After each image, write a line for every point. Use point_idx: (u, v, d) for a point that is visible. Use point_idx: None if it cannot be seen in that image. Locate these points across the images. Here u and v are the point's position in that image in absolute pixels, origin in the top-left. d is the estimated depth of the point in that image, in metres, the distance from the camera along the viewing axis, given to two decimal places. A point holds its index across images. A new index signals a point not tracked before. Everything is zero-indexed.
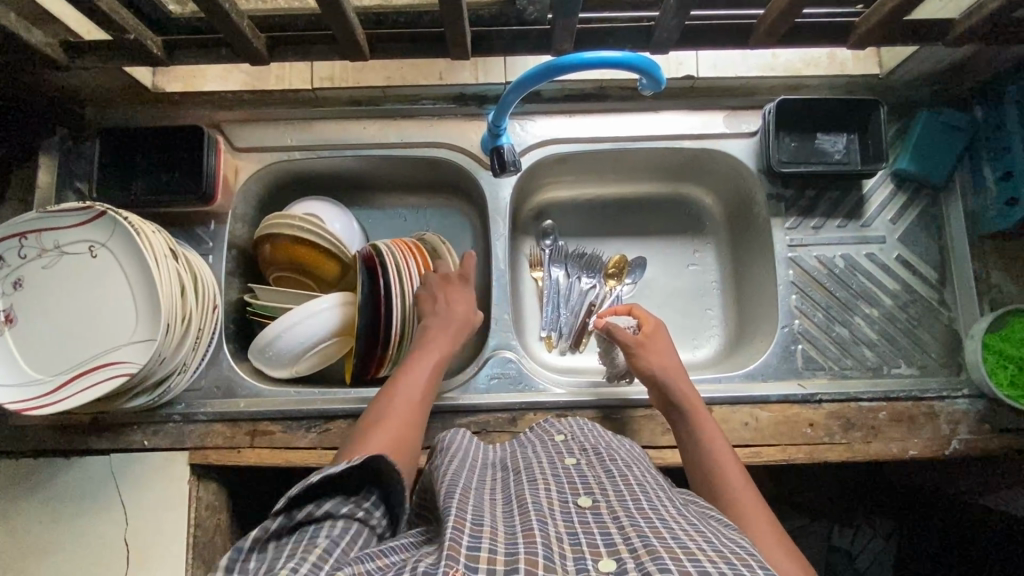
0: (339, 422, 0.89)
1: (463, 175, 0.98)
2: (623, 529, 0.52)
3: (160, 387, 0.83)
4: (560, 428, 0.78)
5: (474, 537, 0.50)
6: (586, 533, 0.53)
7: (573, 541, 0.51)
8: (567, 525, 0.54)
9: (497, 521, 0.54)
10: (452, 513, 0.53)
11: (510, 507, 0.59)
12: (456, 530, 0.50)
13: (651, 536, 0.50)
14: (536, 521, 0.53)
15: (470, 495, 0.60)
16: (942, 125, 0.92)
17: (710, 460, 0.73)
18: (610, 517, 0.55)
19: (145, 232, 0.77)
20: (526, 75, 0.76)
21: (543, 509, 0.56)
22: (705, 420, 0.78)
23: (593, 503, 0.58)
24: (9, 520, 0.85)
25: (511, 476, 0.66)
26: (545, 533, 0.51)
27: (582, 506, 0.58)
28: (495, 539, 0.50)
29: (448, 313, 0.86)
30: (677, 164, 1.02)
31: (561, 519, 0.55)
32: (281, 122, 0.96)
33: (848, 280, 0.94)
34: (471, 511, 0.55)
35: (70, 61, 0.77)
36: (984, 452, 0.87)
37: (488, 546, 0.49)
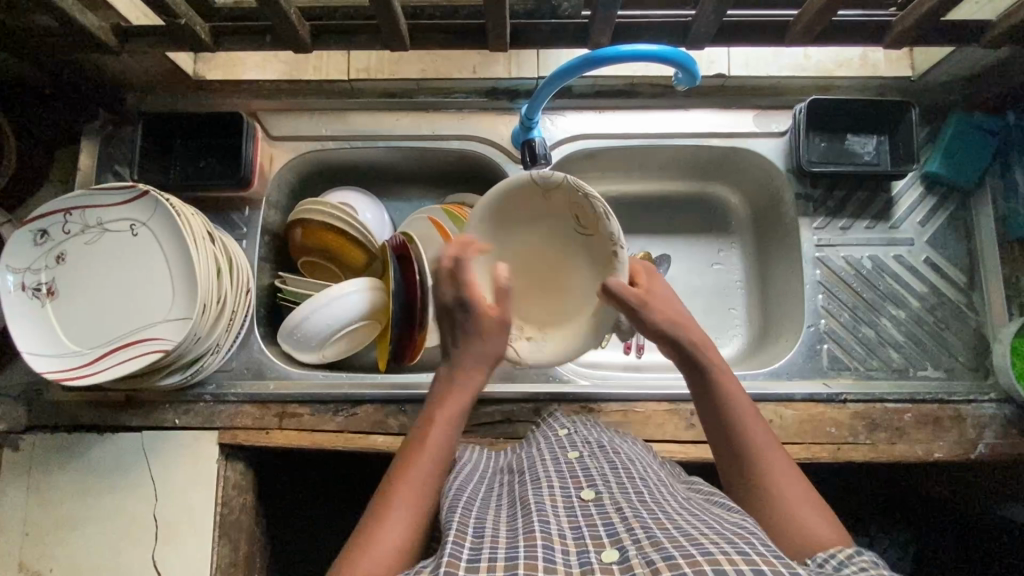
0: (366, 406, 0.90)
1: (491, 168, 1.00)
2: (627, 520, 0.53)
3: (193, 365, 0.85)
4: (564, 424, 0.80)
5: (474, 551, 0.51)
6: (589, 525, 0.54)
7: (576, 535, 0.53)
8: (570, 520, 0.56)
9: (498, 528, 0.55)
10: (453, 528, 0.55)
11: (514, 510, 0.60)
12: (456, 545, 0.52)
13: (655, 527, 0.52)
14: (537, 523, 0.54)
15: (476, 506, 0.61)
16: (972, 128, 0.92)
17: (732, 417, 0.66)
18: (613, 508, 0.56)
19: (186, 215, 0.80)
20: (562, 68, 0.77)
21: (544, 507, 0.57)
22: (725, 374, 0.70)
23: (596, 495, 0.60)
24: (43, 493, 0.87)
25: (516, 479, 0.67)
26: (547, 534, 0.52)
27: (585, 499, 0.59)
28: (496, 546, 0.51)
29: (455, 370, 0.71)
30: (705, 163, 1.03)
31: (564, 514, 0.57)
32: (316, 112, 0.97)
33: (875, 281, 0.94)
34: (473, 524, 0.56)
35: (118, 46, 0.80)
36: (1010, 458, 0.86)
37: (488, 555, 0.50)
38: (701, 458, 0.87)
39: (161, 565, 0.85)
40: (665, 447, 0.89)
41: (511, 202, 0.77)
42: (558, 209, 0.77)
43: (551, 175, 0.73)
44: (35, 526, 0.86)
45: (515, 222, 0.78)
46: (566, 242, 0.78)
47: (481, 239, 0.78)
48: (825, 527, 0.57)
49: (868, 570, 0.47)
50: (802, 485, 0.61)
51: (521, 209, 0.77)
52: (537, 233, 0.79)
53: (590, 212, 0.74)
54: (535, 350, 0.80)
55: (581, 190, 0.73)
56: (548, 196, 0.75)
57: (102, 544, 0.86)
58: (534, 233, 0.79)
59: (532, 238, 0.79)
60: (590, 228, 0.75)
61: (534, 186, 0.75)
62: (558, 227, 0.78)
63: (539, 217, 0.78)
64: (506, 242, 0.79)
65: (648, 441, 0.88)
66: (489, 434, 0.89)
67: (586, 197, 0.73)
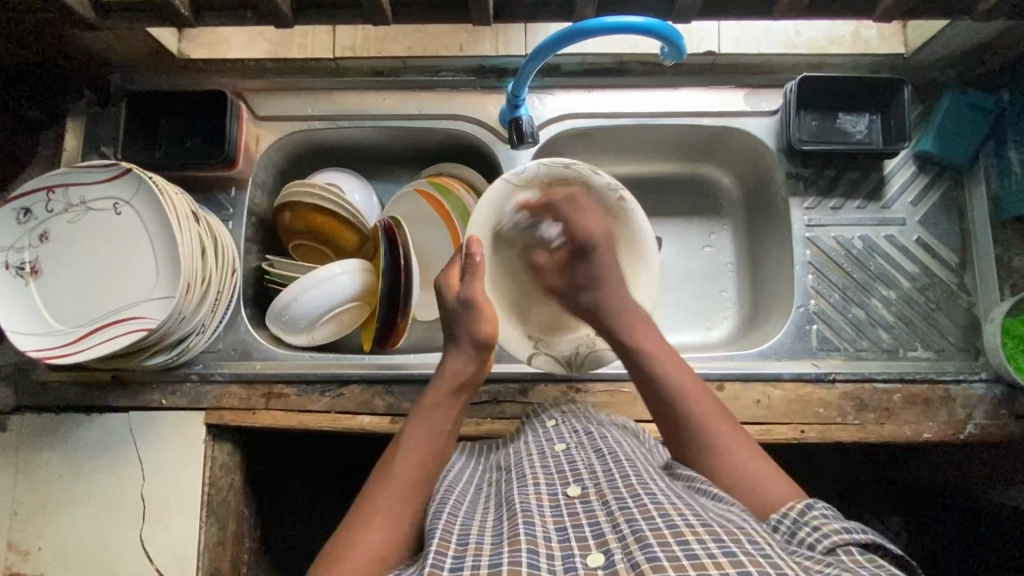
0: (353, 387, 0.90)
1: (479, 148, 0.98)
2: (613, 516, 0.54)
3: (178, 346, 0.85)
4: (551, 415, 0.79)
5: (458, 559, 0.51)
6: (575, 525, 0.54)
7: (561, 537, 0.53)
8: (555, 520, 0.55)
9: (484, 532, 0.55)
10: (436, 536, 0.54)
11: (500, 512, 0.59)
12: (439, 554, 0.52)
13: (640, 519, 0.52)
14: (522, 524, 0.54)
15: (462, 505, 0.62)
16: (967, 106, 0.91)
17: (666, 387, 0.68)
18: (599, 504, 0.57)
19: (169, 194, 0.79)
20: (547, 41, 0.76)
21: (529, 507, 0.57)
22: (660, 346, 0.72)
23: (582, 491, 0.59)
24: (30, 472, 0.88)
25: (503, 477, 0.66)
26: (532, 537, 0.52)
27: (571, 496, 0.59)
28: (479, 552, 0.52)
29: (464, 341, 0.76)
30: (695, 143, 1.02)
31: (549, 515, 0.56)
32: (303, 91, 0.96)
33: (865, 262, 0.93)
34: (459, 530, 0.56)
35: (98, 21, 0.79)
36: (999, 438, 0.86)
37: (471, 564, 0.50)
38: None
39: (149, 545, 0.85)
40: (653, 428, 0.88)
41: (500, 211, 0.84)
42: (535, 192, 0.85)
43: (526, 168, 0.81)
44: (23, 505, 0.87)
45: (510, 223, 0.86)
46: (556, 220, 0.88)
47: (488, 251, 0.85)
48: (777, 483, 0.60)
49: (821, 527, 0.53)
50: (747, 447, 0.64)
51: (507, 210, 0.85)
52: (526, 224, 0.87)
53: (568, 179, 0.84)
54: None
55: (562, 166, 0.82)
56: (525, 188, 0.84)
57: (90, 525, 0.86)
58: (528, 225, 0.88)
59: (526, 225, 0.87)
60: (570, 192, 0.86)
61: (509, 187, 0.83)
62: (541, 213, 0.87)
63: (522, 211, 0.86)
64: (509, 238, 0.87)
65: (635, 421, 0.88)
66: (476, 415, 0.89)
67: (564, 170, 0.82)
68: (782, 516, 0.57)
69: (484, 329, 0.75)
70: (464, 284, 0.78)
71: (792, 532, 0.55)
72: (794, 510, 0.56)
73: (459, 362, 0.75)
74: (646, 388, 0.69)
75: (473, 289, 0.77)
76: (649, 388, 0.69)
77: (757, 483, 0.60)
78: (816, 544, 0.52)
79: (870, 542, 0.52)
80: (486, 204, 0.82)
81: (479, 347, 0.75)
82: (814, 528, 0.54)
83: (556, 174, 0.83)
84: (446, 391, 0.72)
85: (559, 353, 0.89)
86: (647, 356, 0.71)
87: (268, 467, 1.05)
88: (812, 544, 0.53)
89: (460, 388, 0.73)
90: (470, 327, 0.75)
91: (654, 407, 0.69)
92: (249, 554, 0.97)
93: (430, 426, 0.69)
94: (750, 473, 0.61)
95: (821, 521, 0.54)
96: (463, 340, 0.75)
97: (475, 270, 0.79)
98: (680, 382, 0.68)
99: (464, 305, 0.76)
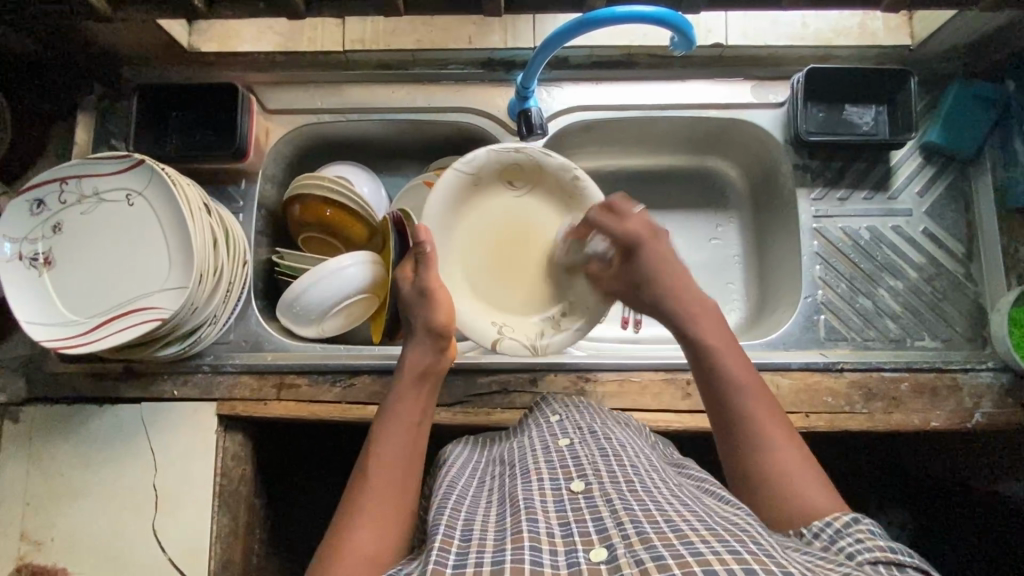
0: (364, 377, 0.91)
1: (488, 141, 0.99)
2: (616, 513, 0.54)
3: (190, 337, 0.85)
4: (553, 409, 0.77)
5: (461, 555, 0.51)
6: (579, 521, 0.54)
7: (564, 532, 0.53)
8: (559, 515, 0.56)
9: (487, 528, 0.55)
10: (439, 532, 0.55)
11: (503, 507, 0.59)
12: (442, 550, 0.52)
13: (644, 521, 0.52)
14: (526, 522, 0.54)
15: (465, 503, 0.62)
16: (973, 96, 0.92)
17: (724, 375, 0.67)
18: (602, 500, 0.56)
19: (181, 185, 0.80)
20: (556, 32, 0.77)
21: (533, 503, 0.57)
22: (715, 328, 0.71)
23: (586, 487, 0.59)
24: (42, 462, 0.88)
25: (507, 472, 0.66)
26: (535, 534, 0.52)
27: (575, 491, 0.59)
28: (482, 549, 0.52)
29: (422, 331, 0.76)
30: (702, 135, 1.02)
31: (553, 510, 0.56)
32: (313, 84, 0.97)
33: (872, 251, 0.93)
34: (461, 526, 0.56)
35: (111, 14, 0.79)
36: (1007, 427, 0.86)
37: (474, 559, 0.50)
38: (697, 427, 0.88)
39: (161, 536, 0.86)
40: (662, 417, 0.89)
41: (457, 196, 0.85)
42: (494, 182, 0.87)
43: (476, 156, 0.84)
44: (36, 495, 0.87)
45: (470, 210, 0.87)
46: (517, 204, 0.89)
47: (447, 242, 0.86)
48: (825, 495, 0.59)
49: (864, 542, 0.51)
50: (798, 453, 0.63)
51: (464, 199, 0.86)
52: (487, 213, 0.88)
53: (522, 164, 0.86)
54: (574, 319, 0.87)
55: (509, 152, 0.85)
56: (477, 177, 0.86)
57: (101, 516, 0.86)
58: (486, 209, 0.88)
59: (489, 216, 0.88)
60: (528, 178, 0.87)
61: (465, 175, 0.84)
62: (500, 200, 0.88)
63: (479, 197, 0.87)
64: (473, 227, 0.87)
65: (644, 410, 0.88)
66: (487, 404, 0.89)
67: (514, 156, 0.85)
68: (823, 526, 0.55)
69: (440, 318, 0.75)
70: (418, 275, 0.78)
71: (831, 541, 0.54)
72: (839, 522, 0.55)
73: (417, 351, 0.75)
74: (702, 370, 0.69)
75: (427, 278, 0.77)
76: (704, 372, 0.69)
77: (803, 488, 0.60)
78: (856, 553, 0.51)
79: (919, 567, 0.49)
80: (437, 191, 0.84)
81: (438, 335, 0.76)
82: (856, 540, 0.52)
83: (507, 157, 0.85)
84: (407, 382, 0.73)
85: (524, 336, 0.87)
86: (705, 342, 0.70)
87: (277, 460, 1.05)
88: (851, 552, 0.51)
89: (426, 375, 0.74)
90: (426, 317, 0.76)
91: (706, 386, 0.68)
92: (260, 546, 0.97)
93: (398, 419, 0.70)
94: (798, 480, 0.60)
95: (866, 535, 0.52)
96: (419, 329, 0.76)
97: (423, 258, 0.79)
98: (737, 371, 0.67)
99: (422, 294, 0.77)
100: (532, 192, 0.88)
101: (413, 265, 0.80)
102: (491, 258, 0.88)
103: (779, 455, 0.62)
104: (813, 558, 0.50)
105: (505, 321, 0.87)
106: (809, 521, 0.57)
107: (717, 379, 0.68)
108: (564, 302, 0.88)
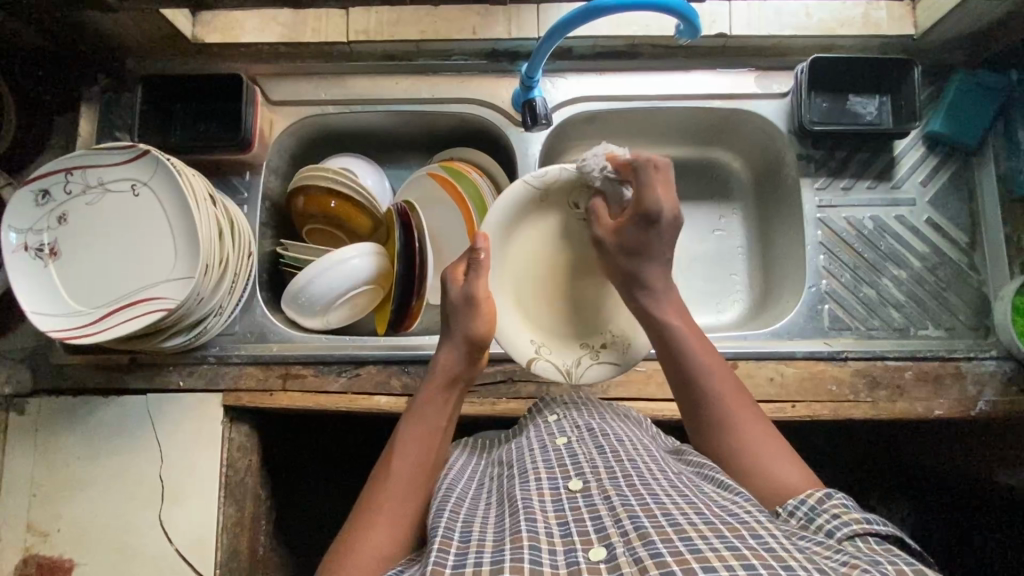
0: (369, 367, 0.91)
1: (492, 132, 0.99)
2: (615, 511, 0.54)
3: (196, 328, 0.85)
4: (553, 410, 0.77)
5: (460, 555, 0.51)
6: (577, 521, 0.54)
7: (563, 532, 0.53)
8: (557, 515, 0.56)
9: (486, 529, 0.55)
10: (439, 536, 0.55)
11: (502, 507, 0.59)
12: (441, 551, 0.52)
13: (643, 516, 0.52)
14: (524, 522, 0.54)
15: (463, 504, 0.62)
16: (976, 85, 0.92)
17: (693, 365, 0.69)
18: (601, 499, 0.57)
19: (187, 174, 0.80)
20: (560, 21, 0.77)
21: (531, 503, 0.57)
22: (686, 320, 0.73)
23: (584, 485, 0.59)
24: (49, 454, 0.88)
25: (505, 473, 0.66)
26: (534, 534, 0.52)
27: (573, 490, 0.59)
28: (482, 549, 0.52)
29: (460, 338, 0.75)
30: (706, 127, 1.03)
31: (551, 509, 0.57)
32: (317, 76, 0.97)
33: (876, 241, 0.94)
34: (460, 527, 0.57)
35: (116, 5, 0.79)
36: (1010, 414, 0.87)
37: (474, 559, 0.50)
38: None
39: (168, 527, 0.86)
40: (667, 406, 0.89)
41: (519, 209, 0.83)
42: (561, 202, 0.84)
43: (549, 172, 0.81)
44: (43, 486, 0.87)
45: (532, 226, 0.85)
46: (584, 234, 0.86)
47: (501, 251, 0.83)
48: (787, 468, 0.61)
49: (841, 517, 0.53)
50: (768, 436, 0.65)
51: (525, 211, 0.83)
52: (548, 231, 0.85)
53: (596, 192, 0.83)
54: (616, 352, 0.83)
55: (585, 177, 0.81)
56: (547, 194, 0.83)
57: (107, 507, 0.87)
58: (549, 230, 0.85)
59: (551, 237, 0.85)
60: None
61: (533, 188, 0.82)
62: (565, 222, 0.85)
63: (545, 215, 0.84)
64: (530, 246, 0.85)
65: (649, 399, 0.89)
66: (492, 394, 0.90)
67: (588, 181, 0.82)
68: (798, 504, 0.56)
69: (480, 328, 0.75)
70: (468, 280, 0.76)
71: (809, 518, 0.55)
72: (813, 497, 0.56)
73: (450, 357, 0.75)
74: (672, 362, 0.71)
75: (478, 287, 0.76)
76: (674, 364, 0.71)
77: (776, 467, 0.61)
78: (835, 531, 0.52)
79: (890, 535, 0.52)
80: (504, 201, 0.81)
81: (474, 345, 0.76)
82: (833, 516, 0.53)
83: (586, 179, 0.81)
84: (436, 388, 0.73)
85: (560, 361, 0.84)
86: (676, 333, 0.72)
87: (282, 451, 1.06)
88: (830, 530, 0.53)
89: (454, 381, 0.74)
90: (465, 325, 0.75)
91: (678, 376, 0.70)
92: (266, 537, 0.98)
93: (423, 422, 0.70)
94: (771, 462, 0.62)
95: (841, 509, 0.54)
96: (456, 336, 0.76)
97: (479, 264, 0.77)
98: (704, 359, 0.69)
99: (468, 300, 0.75)
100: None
101: (466, 266, 0.78)
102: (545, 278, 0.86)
103: (748, 440, 0.64)
104: (809, 542, 0.51)
105: (546, 342, 0.85)
106: (785, 498, 0.59)
107: (686, 369, 0.69)
108: (609, 335, 0.84)
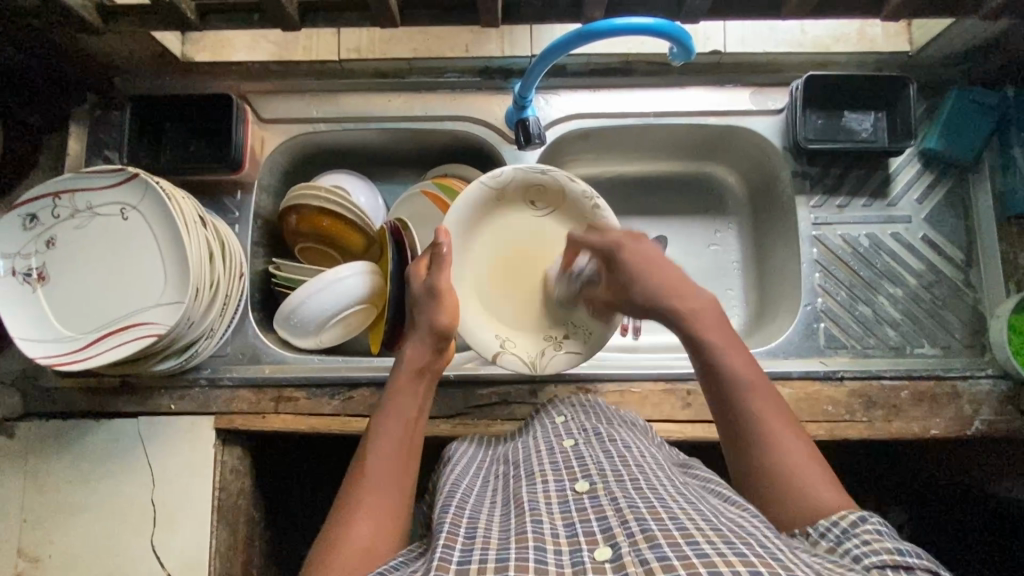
0: (362, 390, 0.90)
1: (485, 149, 0.98)
2: (621, 513, 0.52)
3: (187, 351, 0.84)
4: (560, 411, 0.77)
5: (466, 551, 0.50)
6: (583, 521, 0.53)
7: (569, 533, 0.52)
8: (563, 516, 0.54)
9: (491, 528, 0.54)
10: (444, 531, 0.53)
11: (507, 508, 0.58)
12: (447, 548, 0.51)
13: (649, 520, 0.50)
14: (530, 523, 0.53)
15: (470, 500, 0.61)
16: (972, 103, 0.91)
17: (726, 375, 0.66)
18: (608, 500, 0.55)
19: (176, 198, 0.79)
20: (555, 43, 0.76)
21: (538, 505, 0.56)
22: (715, 328, 0.69)
23: (590, 487, 0.58)
24: (37, 480, 0.87)
25: (510, 472, 0.66)
26: (539, 534, 0.51)
27: (579, 492, 0.58)
28: (487, 547, 0.51)
29: (426, 328, 0.75)
30: (701, 143, 1.02)
31: (557, 511, 0.55)
32: (308, 94, 0.96)
33: (872, 259, 0.93)
34: (465, 524, 0.55)
35: (104, 26, 0.78)
36: (1007, 434, 0.86)
37: (479, 557, 0.49)
38: (697, 437, 0.88)
39: (160, 551, 0.85)
40: (663, 427, 0.89)
41: (478, 208, 0.86)
42: (516, 200, 0.87)
43: (503, 172, 0.84)
44: (32, 512, 0.86)
45: (488, 228, 0.87)
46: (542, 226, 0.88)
47: (462, 250, 0.86)
48: (824, 487, 0.58)
49: (871, 543, 0.50)
50: (809, 458, 0.61)
51: (482, 214, 0.86)
52: (507, 228, 0.88)
53: (547, 187, 0.86)
54: (577, 342, 0.86)
55: (536, 173, 0.84)
56: (503, 195, 0.86)
57: (98, 530, 0.86)
58: (509, 226, 0.88)
59: (507, 233, 0.88)
60: (551, 201, 0.87)
61: (489, 189, 0.85)
62: (524, 219, 0.88)
63: (501, 214, 0.87)
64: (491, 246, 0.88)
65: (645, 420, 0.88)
66: (486, 417, 0.89)
67: (539, 176, 0.85)
68: (831, 525, 0.54)
69: (444, 320, 0.75)
70: (429, 273, 0.77)
71: (838, 542, 0.52)
72: (845, 521, 0.53)
73: (417, 349, 0.74)
74: (706, 370, 0.67)
75: (440, 280, 0.76)
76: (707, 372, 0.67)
77: (812, 487, 0.58)
78: (862, 557, 0.49)
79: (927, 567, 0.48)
80: (466, 200, 0.84)
81: (439, 336, 0.75)
82: (864, 542, 0.51)
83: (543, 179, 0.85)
84: (405, 378, 0.72)
85: (524, 353, 0.86)
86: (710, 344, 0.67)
87: (275, 473, 1.05)
88: (855, 556, 0.50)
89: (423, 372, 0.73)
90: (431, 315, 0.75)
91: (710, 384, 0.67)
92: (258, 560, 0.97)
93: (394, 416, 0.69)
94: (808, 481, 0.59)
95: (873, 536, 0.51)
96: (422, 328, 0.75)
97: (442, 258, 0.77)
98: (739, 370, 0.65)
99: (431, 292, 0.76)
100: (556, 216, 0.88)
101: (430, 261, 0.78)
102: (505, 276, 0.88)
103: (789, 460, 0.60)
104: (819, 560, 0.49)
105: (509, 336, 0.87)
106: (815, 519, 0.56)
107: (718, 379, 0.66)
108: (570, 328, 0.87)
